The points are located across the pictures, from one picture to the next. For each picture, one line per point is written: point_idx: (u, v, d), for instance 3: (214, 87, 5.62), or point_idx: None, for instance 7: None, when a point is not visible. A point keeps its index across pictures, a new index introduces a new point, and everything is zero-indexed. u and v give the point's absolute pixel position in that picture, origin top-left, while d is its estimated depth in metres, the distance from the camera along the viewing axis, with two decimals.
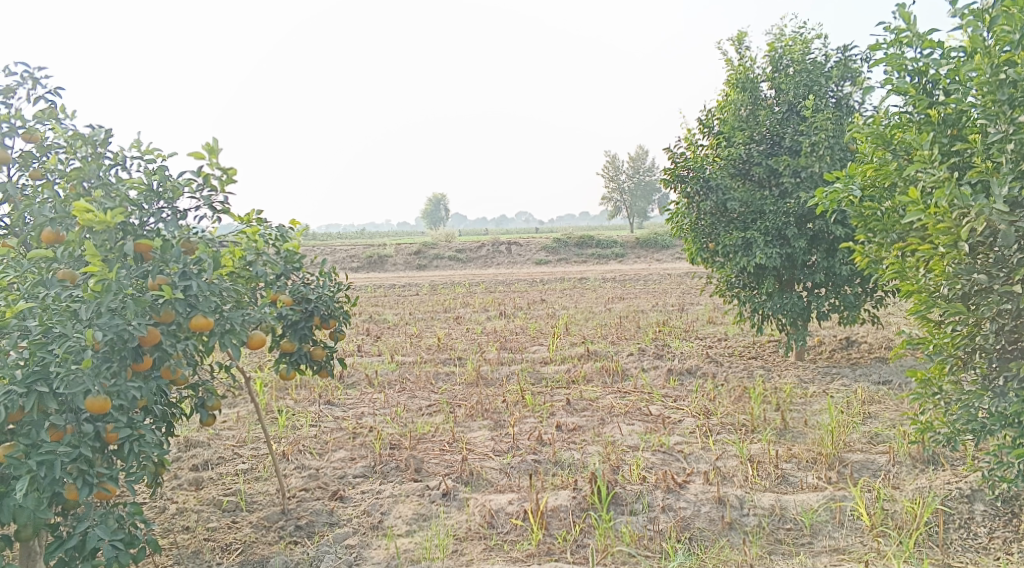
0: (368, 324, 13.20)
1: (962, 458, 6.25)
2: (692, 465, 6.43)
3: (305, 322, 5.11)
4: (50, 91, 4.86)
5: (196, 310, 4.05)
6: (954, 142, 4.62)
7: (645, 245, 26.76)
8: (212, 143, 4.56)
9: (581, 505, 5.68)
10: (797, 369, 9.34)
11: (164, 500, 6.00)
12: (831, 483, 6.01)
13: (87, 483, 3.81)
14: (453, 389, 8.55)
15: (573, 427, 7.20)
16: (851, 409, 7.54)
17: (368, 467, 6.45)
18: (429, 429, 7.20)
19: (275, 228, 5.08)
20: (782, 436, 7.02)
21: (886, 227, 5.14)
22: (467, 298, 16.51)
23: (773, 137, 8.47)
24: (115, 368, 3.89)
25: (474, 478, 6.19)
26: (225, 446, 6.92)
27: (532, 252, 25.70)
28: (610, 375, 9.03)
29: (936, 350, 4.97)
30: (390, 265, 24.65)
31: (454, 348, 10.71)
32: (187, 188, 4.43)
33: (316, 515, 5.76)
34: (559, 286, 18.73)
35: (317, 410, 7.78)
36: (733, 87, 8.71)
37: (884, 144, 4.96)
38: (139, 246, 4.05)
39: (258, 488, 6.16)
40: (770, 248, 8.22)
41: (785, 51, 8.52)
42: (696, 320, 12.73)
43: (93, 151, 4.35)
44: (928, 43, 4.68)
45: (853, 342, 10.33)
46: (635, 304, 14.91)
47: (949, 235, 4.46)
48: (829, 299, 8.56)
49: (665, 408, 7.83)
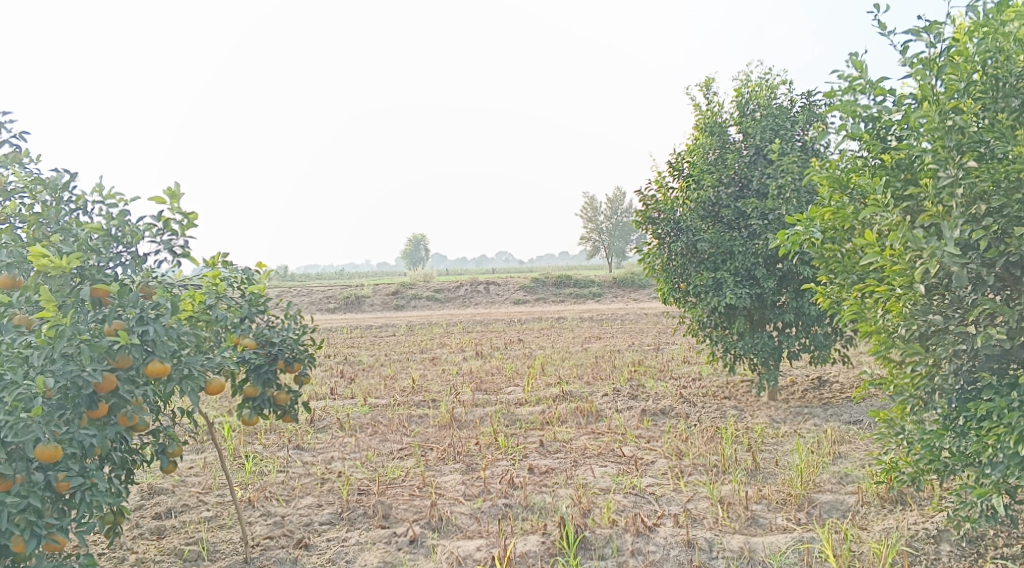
0: (344, 365, 13.13)
1: (929, 498, 6.29)
2: (663, 507, 6.40)
3: (268, 366, 5.05)
4: (15, 136, 4.87)
5: (154, 355, 4.00)
6: (907, 186, 4.68)
7: (622, 285, 26.98)
8: (173, 188, 4.55)
9: (549, 550, 5.63)
10: (769, 408, 9.37)
11: (125, 549, 5.88)
12: (800, 524, 6.02)
13: (36, 534, 3.71)
14: (425, 432, 8.49)
15: (545, 469, 7.17)
16: (822, 448, 7.59)
17: (335, 513, 6.37)
18: (399, 473, 7.14)
19: (241, 270, 5.05)
20: (753, 477, 7.04)
21: (846, 268, 5.21)
22: (443, 338, 16.48)
23: (741, 179, 8.62)
24: (69, 416, 3.83)
25: (443, 523, 6.13)
26: (191, 493, 6.81)
27: (510, 292, 25.78)
28: (583, 416, 9.02)
29: (897, 390, 5.04)
30: (367, 305, 24.56)
31: (429, 390, 10.68)
32: (146, 233, 4.41)
33: (280, 563, 5.66)
34: (537, 325, 18.80)
35: (287, 455, 7.70)
36: (702, 131, 8.90)
37: (841, 188, 5.05)
38: (96, 290, 3.98)
39: (222, 536, 6.05)
40: (740, 288, 8.35)
41: (751, 96, 8.72)
42: (671, 360, 12.77)
43: (56, 196, 4.35)
44: (880, 91, 4.79)
45: (825, 382, 10.44)
46: (611, 344, 14.95)
47: (904, 277, 4.55)
48: (800, 339, 8.67)
49: (638, 450, 7.82)
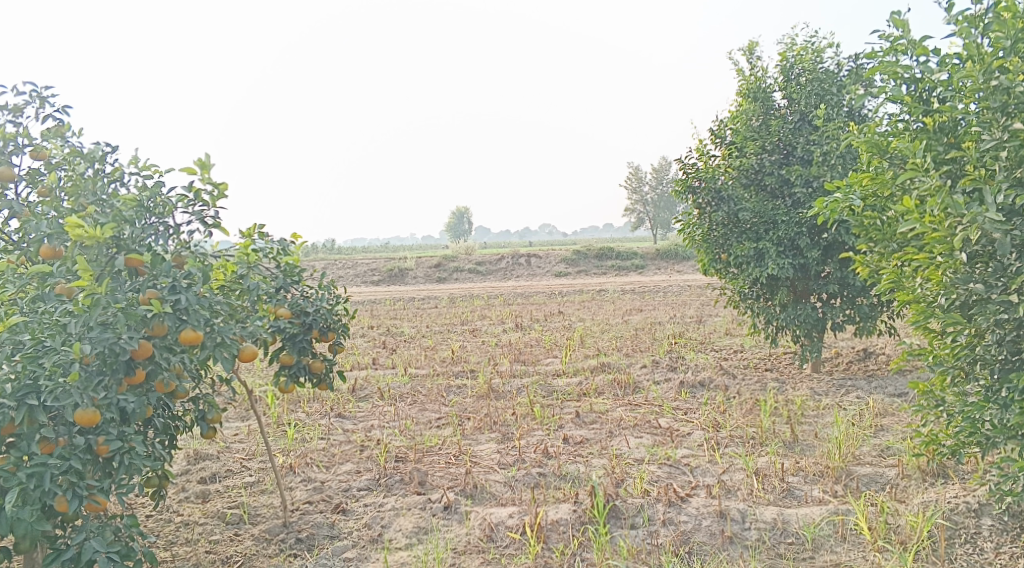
0: (386, 336, 13.28)
1: (972, 471, 6.18)
2: (698, 478, 6.39)
3: (304, 335, 5.13)
4: (58, 109, 4.97)
5: (187, 323, 4.08)
6: (950, 150, 4.52)
7: (666, 256, 26.76)
8: (204, 159, 4.61)
9: (581, 519, 5.66)
10: (811, 381, 9.25)
11: (170, 512, 6.07)
12: (837, 496, 5.96)
13: (78, 495, 3.84)
14: (463, 402, 8.56)
15: (580, 440, 7.20)
16: (863, 421, 7.50)
17: (373, 479, 6.48)
18: (436, 441, 7.22)
19: (277, 241, 5.13)
20: (791, 449, 6.98)
21: (886, 237, 5.11)
22: (484, 310, 16.55)
23: (786, 147, 8.45)
24: (107, 382, 3.94)
25: (478, 491, 6.20)
26: (235, 459, 6.99)
27: (551, 264, 25.75)
28: (621, 388, 9.02)
29: (937, 361, 4.93)
30: (410, 278, 24.76)
31: (468, 360, 10.76)
32: (178, 203, 4.49)
33: (318, 527, 5.79)
34: (578, 297, 18.78)
35: (328, 423, 7.84)
36: (745, 98, 8.73)
37: (880, 153, 4.92)
38: (130, 261, 4.08)
39: (263, 501, 6.21)
40: (782, 259, 8.23)
41: (796, 61, 8.52)
42: (713, 332, 12.67)
43: (93, 169, 4.45)
44: (922, 51, 4.64)
45: (870, 354, 10.27)
46: (652, 316, 14.86)
47: (944, 244, 4.42)
48: (844, 310, 8.53)
49: (675, 421, 7.79)
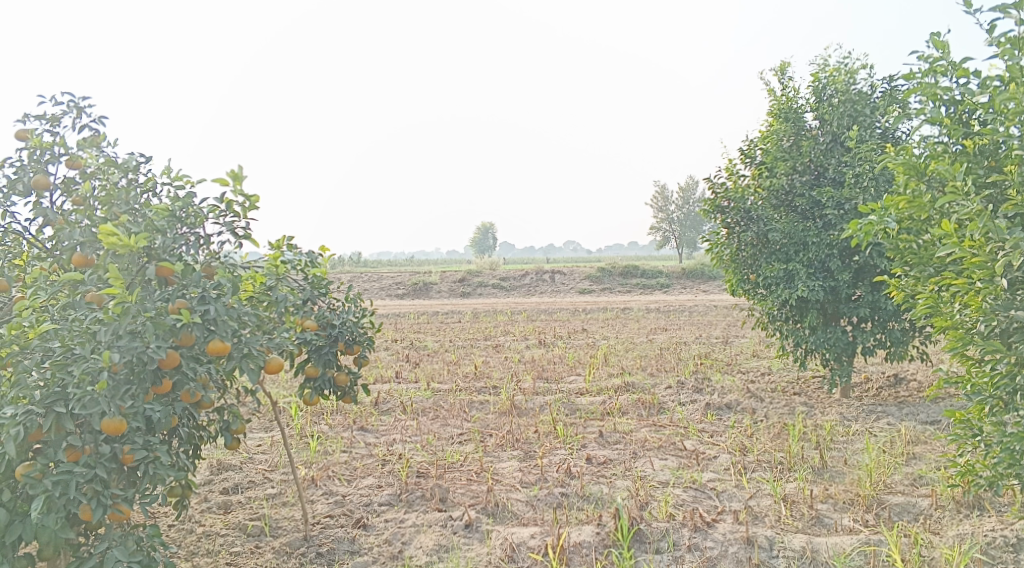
0: (409, 350, 13.26)
1: (1009, 504, 6.02)
2: (724, 502, 6.27)
3: (329, 347, 5.09)
4: (94, 120, 5.01)
5: (215, 333, 4.06)
6: (991, 173, 4.45)
7: (692, 276, 26.59)
8: (236, 170, 4.60)
9: (604, 542, 5.56)
10: (840, 406, 9.08)
11: (192, 522, 6.05)
12: (868, 526, 5.81)
13: (102, 504, 3.82)
14: (486, 419, 8.50)
15: (604, 460, 7.11)
16: (894, 449, 7.35)
17: (394, 495, 6.42)
18: (458, 457, 7.16)
19: (305, 254, 5.10)
20: (820, 475, 6.84)
21: (923, 261, 4.99)
22: (508, 326, 16.50)
23: (817, 168, 8.35)
24: (134, 391, 3.92)
25: (499, 509, 6.13)
26: (257, 470, 6.97)
27: (576, 281, 25.68)
28: (646, 408, 8.91)
29: (975, 390, 4.79)
30: (434, 292, 24.78)
31: (491, 376, 10.70)
32: (210, 214, 4.48)
33: (338, 542, 5.74)
34: (603, 315, 18.68)
35: (350, 436, 7.81)
36: (776, 118, 8.65)
37: (917, 175, 4.79)
38: (161, 270, 4.10)
39: (284, 513, 6.17)
40: (812, 281, 8.10)
41: (829, 81, 8.44)
42: (739, 354, 12.51)
43: (127, 179, 4.47)
44: (963, 72, 4.54)
45: (901, 380, 10.09)
46: (678, 336, 14.73)
47: (984, 270, 4.28)
48: (875, 334, 8.38)
49: (701, 444, 7.68)
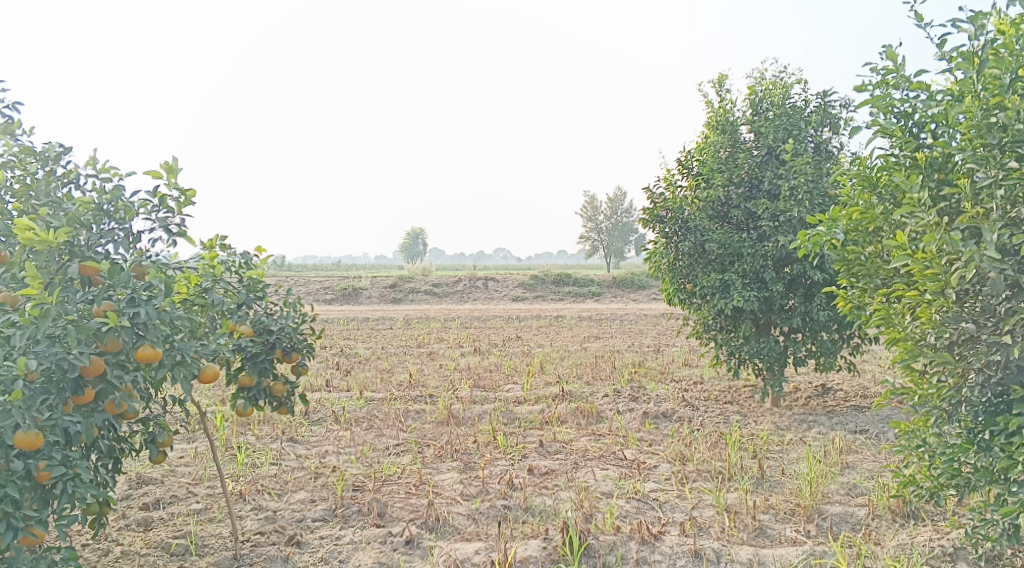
0: (340, 357, 12.90)
1: (944, 513, 6.11)
2: (667, 514, 6.20)
3: (265, 355, 4.83)
4: (8, 107, 4.65)
5: (144, 339, 3.79)
6: (941, 187, 4.53)
7: (622, 284, 26.78)
8: (170, 163, 4.32)
9: (550, 556, 5.42)
10: (773, 415, 9.17)
11: (110, 541, 5.66)
12: (811, 537, 5.81)
13: (12, 527, 3.50)
14: (422, 428, 8.27)
15: (545, 471, 6.97)
16: (829, 458, 7.43)
17: (328, 509, 6.15)
18: (395, 469, 6.92)
19: (240, 255, 4.84)
20: (759, 485, 6.84)
21: (869, 272, 5.05)
22: (441, 333, 16.26)
23: (752, 180, 8.41)
24: (52, 402, 3.62)
25: (440, 524, 5.93)
26: (180, 484, 6.60)
27: (508, 288, 25.58)
28: (584, 417, 8.82)
29: (921, 402, 4.82)
30: (365, 297, 24.34)
31: (426, 384, 10.47)
32: (141, 209, 4.18)
33: (270, 561, 5.45)
34: (535, 323, 18.61)
35: (280, 447, 7.49)
36: (713, 129, 8.70)
37: (870, 187, 4.94)
38: (85, 268, 3.79)
39: (211, 530, 5.84)
40: (747, 291, 8.13)
41: (765, 95, 8.52)
42: (672, 362, 12.56)
43: (47, 169, 4.14)
44: (915, 85, 4.59)
45: (829, 389, 10.26)
46: (611, 344, 14.73)
47: (936, 281, 4.37)
48: (806, 344, 8.48)
49: (640, 453, 7.62)
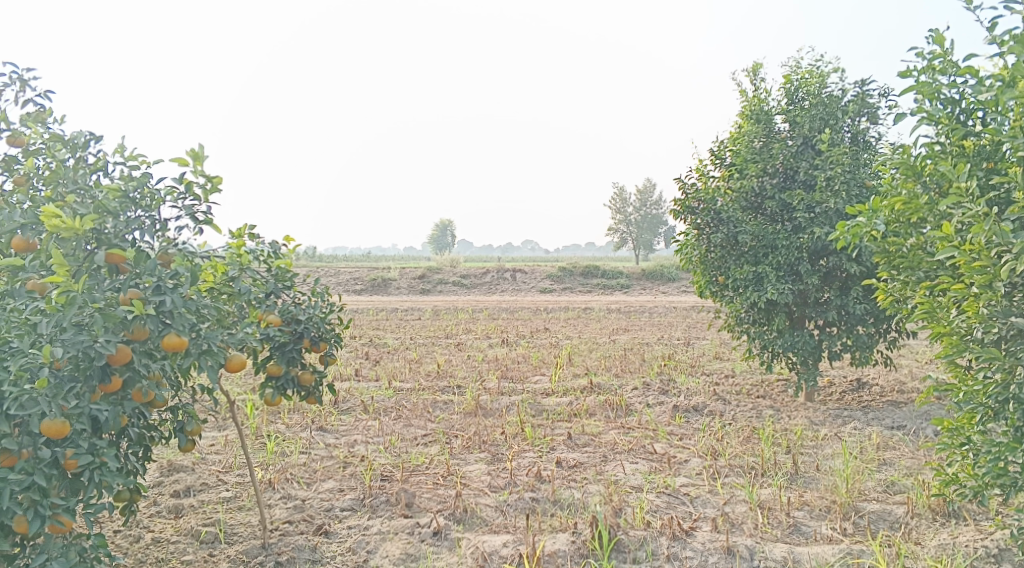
0: (368, 347, 12.90)
1: (985, 512, 5.94)
2: (699, 509, 6.09)
3: (293, 344, 4.77)
4: (39, 94, 4.64)
5: (171, 327, 3.74)
6: (991, 175, 4.39)
7: (651, 277, 26.56)
8: (197, 150, 4.28)
9: (580, 551, 5.35)
10: (807, 410, 9.00)
11: (140, 528, 5.67)
12: (847, 535, 5.66)
13: (39, 515, 3.48)
14: (450, 419, 8.22)
15: (574, 463, 6.89)
16: (865, 454, 7.26)
17: (356, 499, 6.12)
18: (423, 460, 6.88)
19: (268, 244, 4.83)
20: (793, 481, 6.70)
21: (911, 265, 4.87)
22: (469, 324, 16.22)
23: (787, 171, 8.23)
24: (79, 389, 3.60)
25: (468, 515, 5.87)
26: (210, 472, 6.60)
27: (536, 280, 25.48)
28: (613, 409, 8.71)
29: (967, 398, 4.65)
30: (393, 288, 24.38)
31: (454, 375, 10.43)
32: (167, 196, 4.14)
33: (298, 550, 5.42)
34: (564, 314, 18.52)
35: (308, 437, 7.48)
36: (746, 119, 8.51)
37: (914, 176, 4.75)
38: (111, 256, 3.75)
39: (240, 519, 5.82)
40: (782, 283, 7.96)
41: (801, 84, 8.32)
42: (702, 355, 12.40)
43: (75, 156, 4.11)
44: (964, 70, 4.41)
45: (864, 384, 10.07)
46: (639, 336, 14.60)
47: (984, 274, 4.20)
48: (842, 338, 8.29)
49: (671, 447, 7.51)
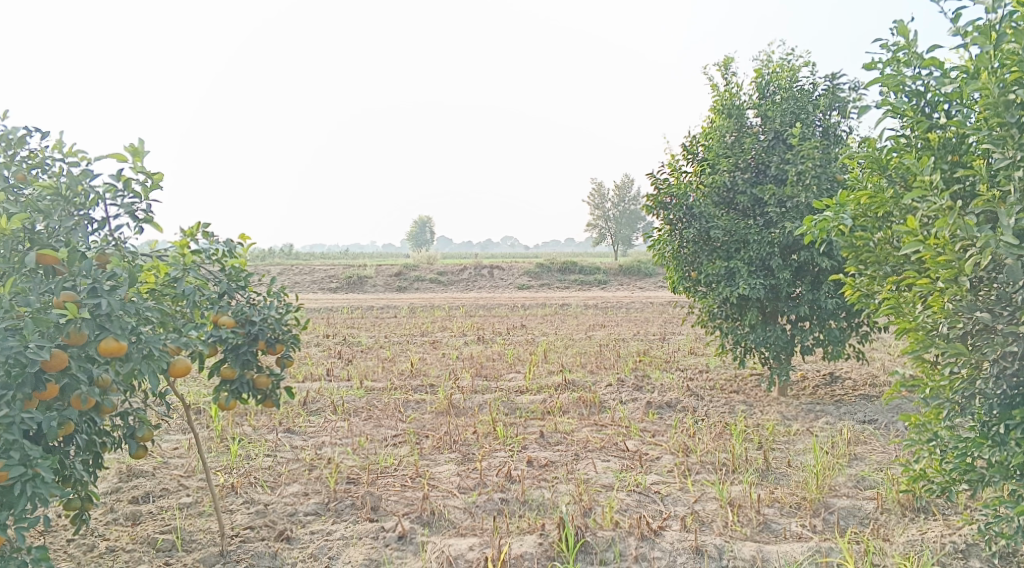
0: (342, 346, 12.74)
1: (954, 507, 5.91)
2: (669, 507, 6.02)
3: (248, 347, 4.63)
4: None
5: (108, 331, 3.60)
6: (955, 169, 4.34)
7: (628, 272, 26.55)
8: (136, 145, 4.14)
9: (547, 553, 5.26)
10: (780, 404, 8.97)
11: (95, 536, 5.52)
12: (817, 532, 5.62)
13: None
14: (422, 419, 8.10)
15: (544, 462, 6.80)
16: (837, 449, 7.23)
17: (321, 503, 5.99)
18: (391, 461, 6.75)
19: (223, 243, 4.67)
20: (765, 477, 6.64)
21: (879, 259, 4.83)
22: (445, 322, 16.09)
23: (759, 165, 8.19)
24: (11, 397, 3.46)
25: (435, 518, 5.77)
26: (171, 476, 6.44)
27: (514, 276, 25.37)
28: (586, 406, 8.63)
29: (933, 394, 4.59)
30: (369, 286, 24.18)
31: (427, 374, 10.30)
32: (105, 194, 4.01)
33: (258, 557, 5.30)
34: (541, 311, 18.43)
35: (275, 439, 7.33)
36: (718, 113, 8.45)
37: (880, 169, 4.69)
38: (43, 257, 3.62)
39: (200, 525, 5.68)
40: (754, 278, 7.91)
41: (772, 78, 8.27)
42: (677, 351, 12.36)
43: (9, 151, 3.96)
44: (928, 62, 4.35)
45: (837, 377, 10.06)
46: (616, 332, 14.54)
47: (949, 269, 4.16)
48: (814, 332, 8.24)
49: (643, 444, 7.44)
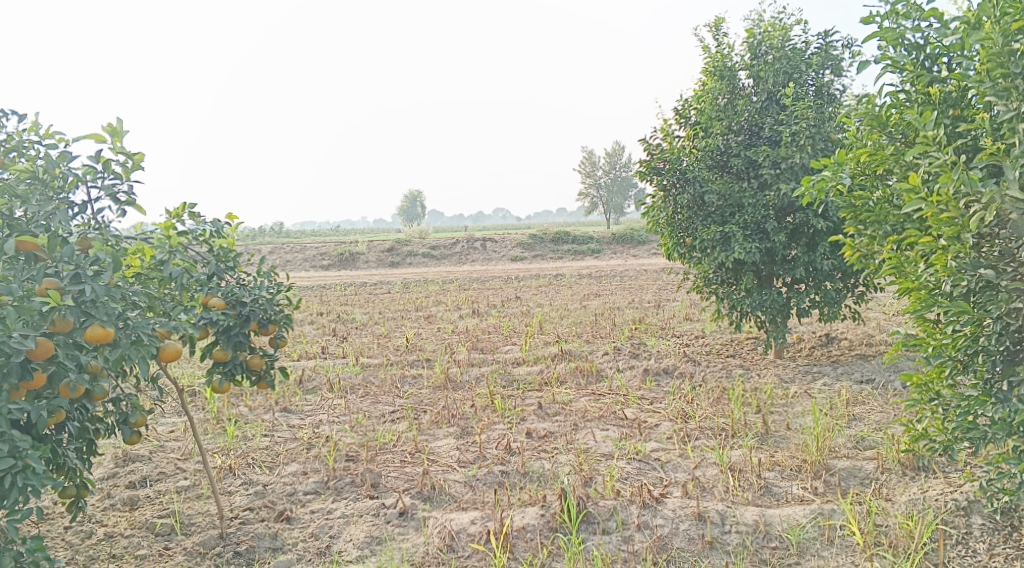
0: (336, 323, 12.65)
1: (954, 465, 5.90)
2: (670, 474, 6.00)
3: (239, 328, 4.56)
4: None
5: (93, 317, 3.55)
6: (957, 123, 4.26)
7: (621, 240, 26.46)
8: (113, 124, 4.02)
9: (549, 524, 5.24)
10: (777, 367, 8.95)
11: (93, 523, 5.48)
12: (819, 494, 5.60)
13: None
14: (419, 394, 8.05)
15: (544, 434, 6.76)
16: (835, 410, 7.22)
17: (321, 482, 5.96)
18: (390, 437, 6.71)
19: (210, 223, 4.62)
20: (765, 441, 6.62)
21: (879, 219, 4.77)
22: (439, 296, 16.00)
23: (752, 127, 8.09)
24: None
25: (436, 493, 5.74)
26: (168, 460, 6.39)
27: (507, 248, 25.25)
28: (584, 376, 8.59)
29: (934, 353, 4.52)
30: (361, 262, 24.04)
31: (423, 349, 10.24)
32: (83, 177, 3.92)
33: (259, 539, 5.27)
34: (535, 282, 18.34)
35: (272, 419, 7.28)
36: (709, 76, 8.31)
37: (879, 127, 4.61)
38: (23, 244, 3.57)
39: (199, 508, 5.64)
40: (749, 242, 7.84)
41: (764, 38, 8.13)
42: (673, 317, 12.31)
43: None
44: (926, 14, 4.26)
45: (834, 338, 10.04)
46: (611, 301, 14.48)
47: (952, 226, 4.07)
48: (810, 294, 8.17)
49: (642, 412, 7.40)
